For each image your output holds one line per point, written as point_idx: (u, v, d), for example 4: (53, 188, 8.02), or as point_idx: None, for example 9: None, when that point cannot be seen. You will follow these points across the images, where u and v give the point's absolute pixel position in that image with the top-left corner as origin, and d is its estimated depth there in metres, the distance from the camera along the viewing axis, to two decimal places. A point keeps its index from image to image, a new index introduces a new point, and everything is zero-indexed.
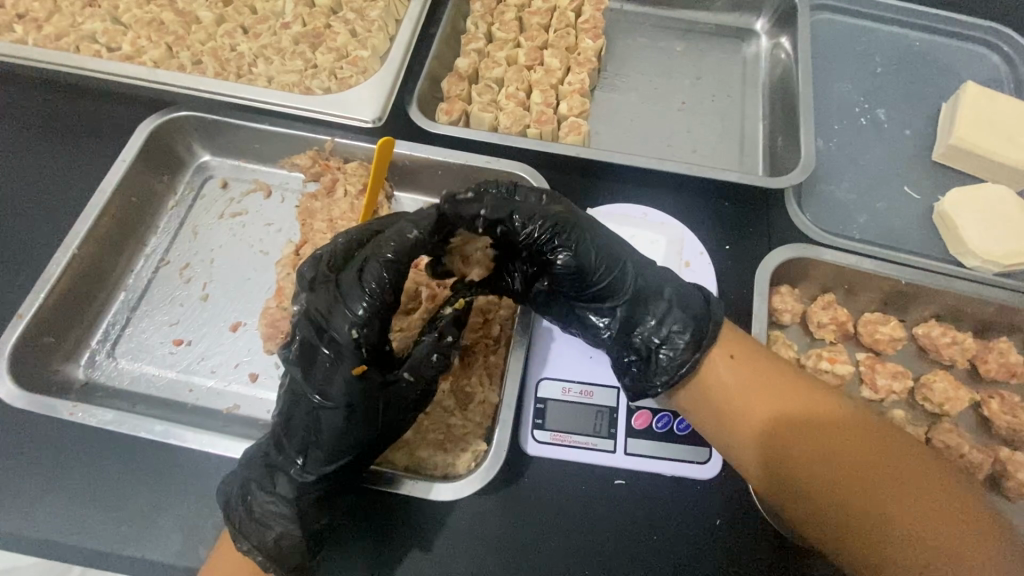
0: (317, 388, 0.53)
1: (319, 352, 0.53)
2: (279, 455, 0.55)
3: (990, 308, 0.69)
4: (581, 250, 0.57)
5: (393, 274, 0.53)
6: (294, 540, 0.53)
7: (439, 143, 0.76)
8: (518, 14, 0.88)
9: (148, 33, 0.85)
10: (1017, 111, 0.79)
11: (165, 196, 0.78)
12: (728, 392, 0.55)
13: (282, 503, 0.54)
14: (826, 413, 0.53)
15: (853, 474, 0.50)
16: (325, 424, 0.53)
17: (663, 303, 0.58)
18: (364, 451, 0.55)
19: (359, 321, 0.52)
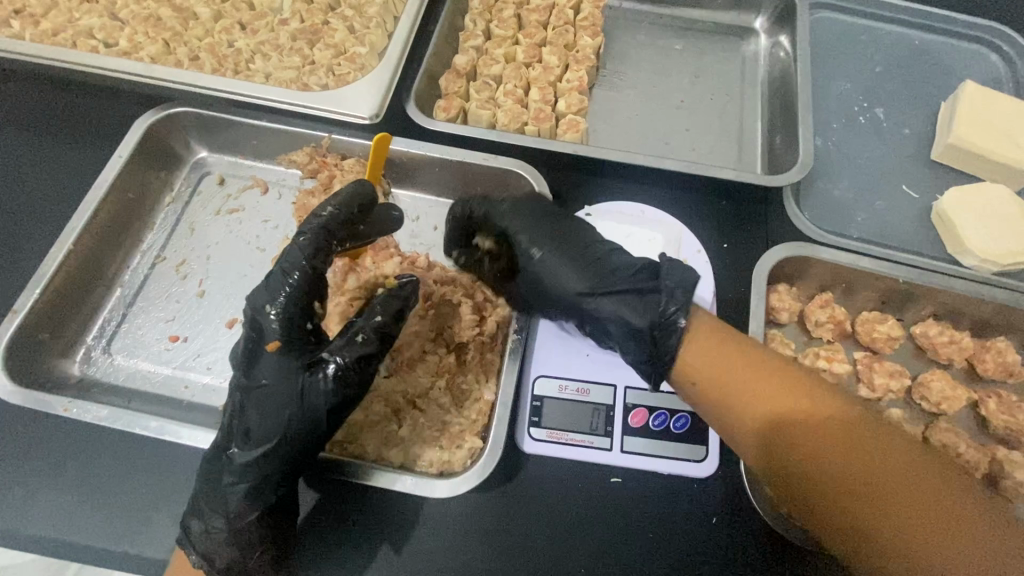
0: (246, 376, 0.55)
1: (246, 341, 0.55)
2: (217, 450, 0.55)
3: (988, 307, 0.69)
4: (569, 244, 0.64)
5: (315, 260, 0.56)
6: (224, 533, 0.53)
7: (437, 139, 0.76)
8: (516, 12, 0.88)
9: (144, 29, 0.85)
10: (1017, 110, 0.79)
11: (161, 192, 0.78)
12: (721, 383, 0.55)
13: (213, 495, 0.53)
14: (830, 412, 0.52)
15: (853, 473, 0.49)
16: (253, 412, 0.54)
17: (636, 302, 0.59)
18: (288, 440, 0.53)
19: (279, 302, 0.54)
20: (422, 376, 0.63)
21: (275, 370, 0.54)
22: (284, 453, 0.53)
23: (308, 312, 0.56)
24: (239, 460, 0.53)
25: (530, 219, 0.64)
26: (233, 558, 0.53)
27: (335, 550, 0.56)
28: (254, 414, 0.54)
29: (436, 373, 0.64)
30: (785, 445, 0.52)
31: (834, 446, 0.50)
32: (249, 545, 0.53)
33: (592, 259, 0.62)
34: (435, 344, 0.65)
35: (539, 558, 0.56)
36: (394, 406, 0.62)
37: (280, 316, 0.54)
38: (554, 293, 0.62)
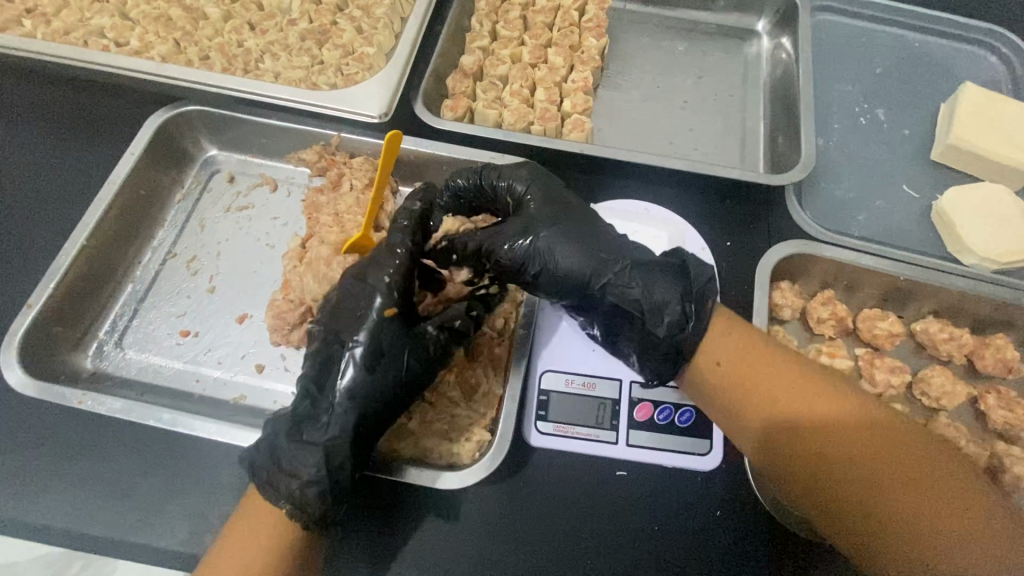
0: (348, 333, 0.56)
1: (354, 300, 0.57)
2: (305, 408, 0.54)
3: (987, 304, 0.70)
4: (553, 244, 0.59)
5: (414, 238, 0.61)
6: (319, 488, 0.51)
7: (444, 138, 0.77)
8: (522, 13, 0.89)
9: (155, 29, 0.86)
10: (1015, 111, 0.80)
11: (172, 190, 0.79)
12: (733, 372, 0.57)
13: (308, 452, 0.52)
14: (839, 410, 0.53)
15: (864, 474, 0.50)
16: (353, 368, 0.54)
17: (630, 267, 0.58)
18: (389, 402, 0.55)
19: (393, 272, 0.58)
20: None
21: (387, 332, 0.56)
22: (382, 413, 0.55)
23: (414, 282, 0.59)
24: (337, 414, 0.53)
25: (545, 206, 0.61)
26: (326, 513, 0.52)
27: (348, 540, 0.57)
28: (353, 371, 0.54)
29: (445, 367, 0.64)
30: (796, 451, 0.53)
31: (846, 449, 0.52)
32: (337, 500, 0.52)
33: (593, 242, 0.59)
34: None
35: (547, 549, 0.57)
36: None
37: (391, 276, 0.58)
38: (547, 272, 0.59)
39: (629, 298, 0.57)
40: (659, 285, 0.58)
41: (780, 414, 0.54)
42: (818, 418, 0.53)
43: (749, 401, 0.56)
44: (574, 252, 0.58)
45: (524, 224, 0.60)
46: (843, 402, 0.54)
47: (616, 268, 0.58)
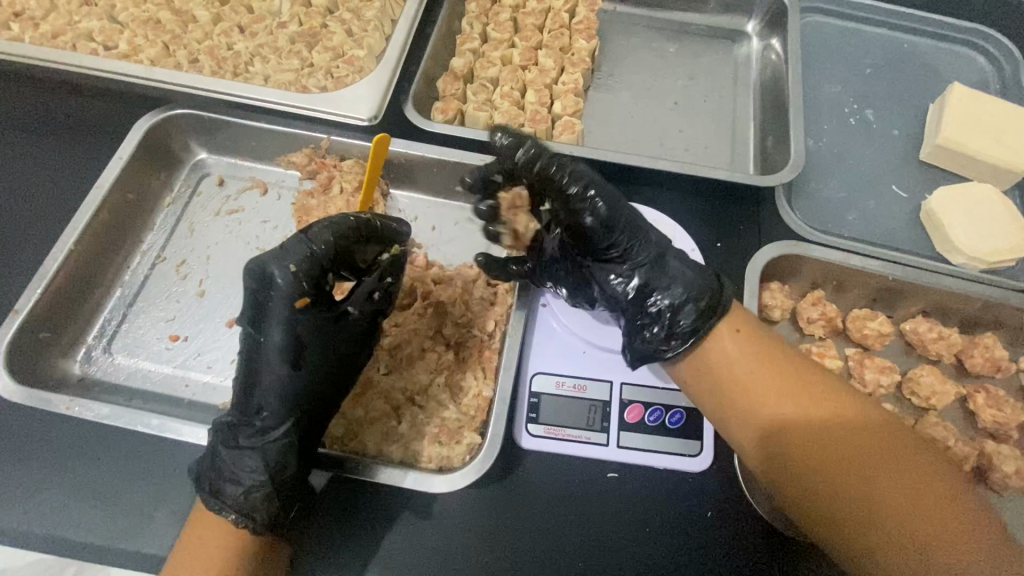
0: (260, 332, 0.55)
1: (258, 297, 0.55)
2: (236, 413, 0.55)
3: (976, 304, 0.70)
4: (623, 207, 0.59)
5: (335, 238, 0.56)
6: (263, 491, 0.53)
7: (434, 140, 0.77)
8: (513, 15, 0.89)
9: (144, 32, 0.86)
10: (1003, 111, 0.81)
11: (161, 193, 0.78)
12: (722, 364, 0.57)
13: (246, 456, 0.54)
14: (830, 413, 0.53)
15: (849, 474, 0.51)
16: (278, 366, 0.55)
17: (675, 253, 0.60)
18: (320, 388, 0.57)
19: (297, 265, 0.54)
20: (421, 373, 0.64)
21: (301, 326, 0.55)
22: (314, 399, 0.56)
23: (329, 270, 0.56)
24: (270, 413, 0.55)
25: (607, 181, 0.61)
26: (274, 515, 0.53)
27: (345, 545, 0.56)
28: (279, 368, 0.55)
29: (435, 370, 0.64)
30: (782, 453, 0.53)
31: (831, 450, 0.52)
32: (286, 499, 0.54)
33: (635, 214, 0.60)
34: (435, 342, 0.66)
35: (538, 550, 0.57)
36: (394, 403, 0.63)
37: (299, 273, 0.54)
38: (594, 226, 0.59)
39: (660, 279, 0.58)
40: (690, 282, 0.58)
41: (766, 415, 0.54)
42: (802, 418, 0.53)
43: (732, 397, 0.56)
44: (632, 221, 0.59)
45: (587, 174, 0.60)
46: (826, 404, 0.54)
47: (640, 236, 0.59)
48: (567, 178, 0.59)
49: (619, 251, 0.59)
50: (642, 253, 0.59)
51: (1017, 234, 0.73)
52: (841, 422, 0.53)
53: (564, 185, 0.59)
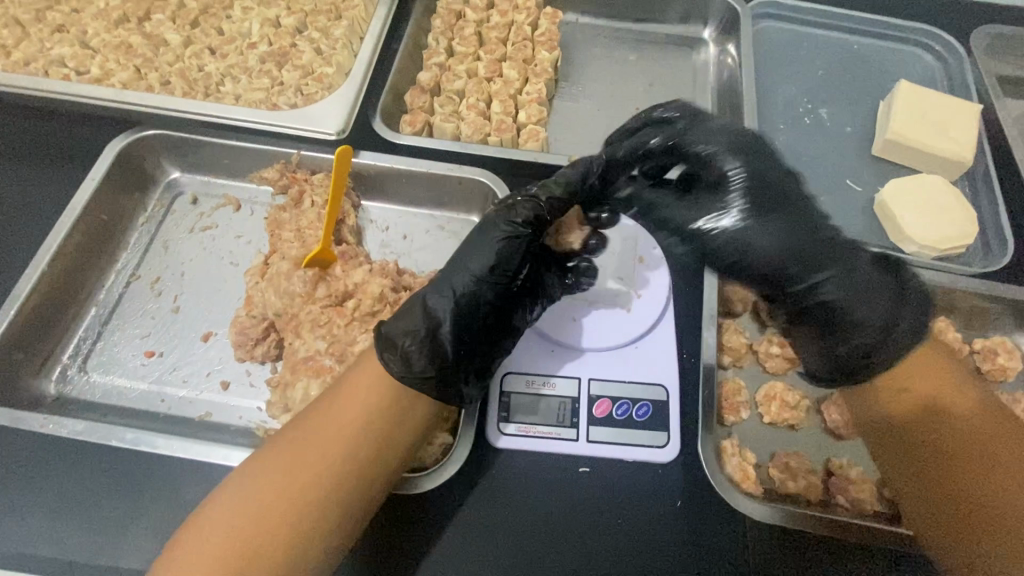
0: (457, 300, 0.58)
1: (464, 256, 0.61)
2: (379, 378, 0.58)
3: (928, 290, 0.73)
4: (778, 237, 0.64)
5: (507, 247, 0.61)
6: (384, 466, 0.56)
7: (403, 151, 0.79)
8: (477, 29, 0.92)
9: (116, 57, 0.87)
10: (946, 103, 0.85)
11: (135, 213, 0.79)
12: (905, 375, 0.66)
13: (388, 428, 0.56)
14: (972, 410, 0.64)
15: (977, 456, 0.61)
16: (420, 358, 0.56)
17: (863, 289, 0.64)
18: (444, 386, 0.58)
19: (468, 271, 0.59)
20: None
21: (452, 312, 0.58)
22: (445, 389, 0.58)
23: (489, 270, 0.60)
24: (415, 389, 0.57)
25: (742, 145, 0.70)
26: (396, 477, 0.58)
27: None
28: (420, 361, 0.56)
29: None
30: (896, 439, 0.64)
31: (966, 446, 0.62)
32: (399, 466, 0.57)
33: (824, 242, 0.65)
34: None
35: (512, 548, 0.57)
36: None
37: (507, 247, 0.60)
38: (749, 262, 0.64)
39: (847, 315, 0.64)
40: (879, 325, 0.63)
41: (952, 422, 0.63)
42: (960, 416, 0.63)
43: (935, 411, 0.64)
44: (783, 241, 0.64)
45: (754, 162, 0.68)
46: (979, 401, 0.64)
47: (823, 272, 0.64)
48: (721, 162, 0.69)
49: (805, 286, 0.64)
50: (802, 286, 0.64)
51: (964, 221, 0.77)
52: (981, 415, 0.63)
53: (726, 170, 0.69)
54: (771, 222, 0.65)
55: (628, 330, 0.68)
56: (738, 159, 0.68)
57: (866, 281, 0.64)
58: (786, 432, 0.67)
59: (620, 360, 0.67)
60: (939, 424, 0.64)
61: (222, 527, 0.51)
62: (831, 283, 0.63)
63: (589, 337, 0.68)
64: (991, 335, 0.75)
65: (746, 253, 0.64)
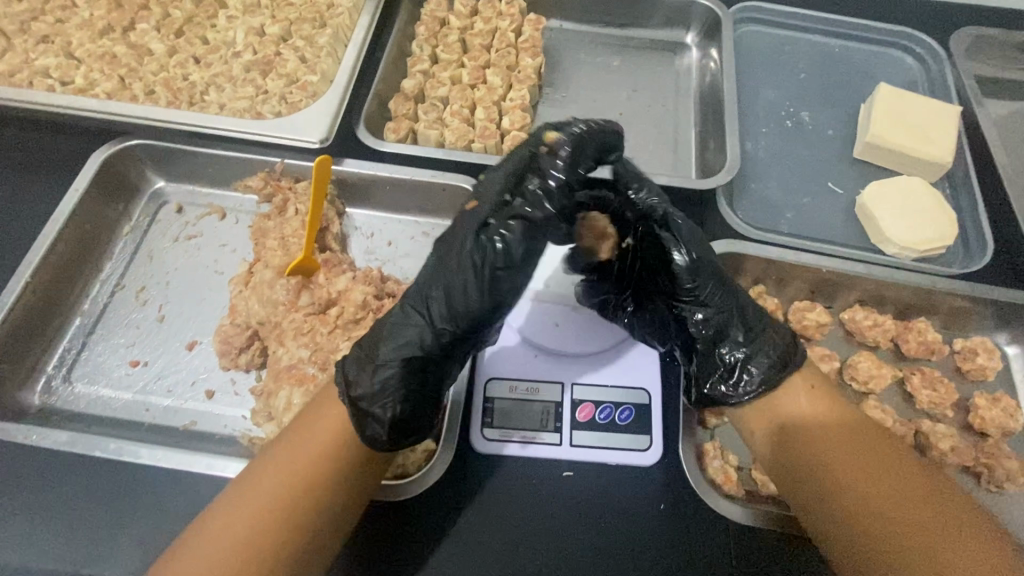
0: (449, 320, 0.55)
1: (449, 272, 0.55)
2: (357, 359, 0.56)
3: (908, 291, 0.74)
4: (698, 250, 0.62)
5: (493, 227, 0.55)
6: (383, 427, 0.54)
7: (386, 159, 0.79)
8: (461, 36, 0.93)
9: (100, 66, 0.88)
10: (925, 106, 0.86)
11: (119, 223, 0.80)
12: (780, 407, 0.62)
13: (382, 400, 0.54)
14: (831, 418, 0.61)
15: (895, 493, 0.55)
16: (378, 429, 0.54)
17: (726, 301, 0.62)
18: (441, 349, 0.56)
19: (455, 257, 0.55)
20: None
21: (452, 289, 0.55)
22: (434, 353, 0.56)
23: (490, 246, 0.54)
24: (390, 370, 0.55)
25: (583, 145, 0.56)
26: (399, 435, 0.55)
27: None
28: (378, 432, 0.54)
29: None
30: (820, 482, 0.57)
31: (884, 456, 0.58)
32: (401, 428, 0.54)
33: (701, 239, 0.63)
34: None
35: (496, 554, 0.58)
36: None
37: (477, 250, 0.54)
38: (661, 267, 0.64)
39: (724, 335, 0.62)
40: (761, 340, 0.62)
41: (801, 432, 0.60)
42: (798, 423, 0.61)
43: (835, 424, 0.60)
44: (690, 245, 0.62)
45: (646, 182, 0.64)
46: (831, 413, 0.61)
47: (710, 284, 0.62)
48: (639, 189, 0.64)
49: (693, 296, 0.62)
50: (704, 306, 0.62)
51: (944, 223, 0.77)
52: (829, 433, 0.60)
53: (639, 197, 0.63)
54: (693, 242, 0.62)
55: (611, 335, 0.69)
56: (641, 184, 0.64)
57: (761, 316, 0.63)
58: None
59: (603, 363, 0.68)
60: (799, 435, 0.60)
61: (211, 537, 0.51)
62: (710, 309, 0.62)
63: (572, 342, 0.68)
64: (971, 336, 0.76)
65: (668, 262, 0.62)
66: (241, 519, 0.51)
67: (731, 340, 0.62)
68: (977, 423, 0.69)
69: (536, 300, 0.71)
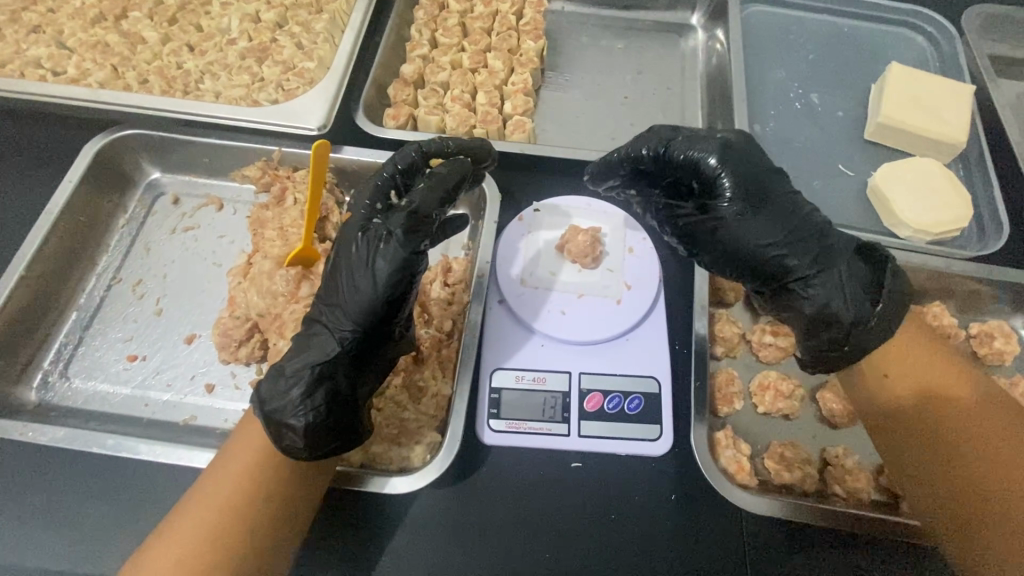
0: (347, 316, 0.53)
1: (340, 274, 0.54)
2: (274, 370, 0.53)
3: (922, 274, 0.72)
4: (771, 215, 0.59)
5: (389, 235, 0.53)
6: (301, 431, 0.50)
7: (385, 146, 0.77)
8: (460, 19, 0.91)
9: (92, 56, 0.86)
10: (938, 85, 0.84)
11: (115, 215, 0.78)
12: (886, 360, 0.61)
13: (297, 404, 0.51)
14: (927, 380, 0.58)
15: (975, 445, 0.53)
16: (294, 439, 0.51)
17: (819, 264, 0.58)
18: (357, 343, 0.53)
19: (358, 264, 0.53)
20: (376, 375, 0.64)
21: (360, 286, 0.53)
22: (354, 353, 0.54)
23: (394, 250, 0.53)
24: (307, 374, 0.52)
25: (451, 172, 0.58)
26: (324, 438, 0.52)
27: (326, 550, 0.56)
28: (295, 443, 0.51)
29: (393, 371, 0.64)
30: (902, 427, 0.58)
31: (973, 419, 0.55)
32: (320, 431, 0.51)
33: (779, 202, 0.59)
34: None
35: (505, 544, 0.57)
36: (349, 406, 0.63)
37: (379, 259, 0.53)
38: (729, 241, 0.59)
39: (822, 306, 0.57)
40: (857, 296, 0.57)
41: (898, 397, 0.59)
42: (896, 390, 0.59)
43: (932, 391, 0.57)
44: (764, 221, 0.58)
45: (705, 142, 0.60)
46: (927, 376, 0.58)
47: (796, 247, 0.58)
48: (698, 153, 0.60)
49: (789, 262, 0.58)
50: (799, 270, 0.58)
51: (958, 205, 0.75)
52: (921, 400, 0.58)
53: (704, 166, 0.59)
54: (763, 212, 0.59)
55: (620, 322, 0.67)
56: (688, 147, 0.60)
57: (851, 273, 0.58)
58: (779, 422, 0.66)
59: (610, 351, 0.66)
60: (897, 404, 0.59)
61: (167, 559, 0.47)
62: (808, 268, 0.58)
63: (580, 331, 0.66)
64: (987, 320, 0.74)
65: (739, 244, 0.58)
66: (195, 532, 0.49)
67: (800, 265, 0.58)
68: None
69: (541, 288, 0.68)
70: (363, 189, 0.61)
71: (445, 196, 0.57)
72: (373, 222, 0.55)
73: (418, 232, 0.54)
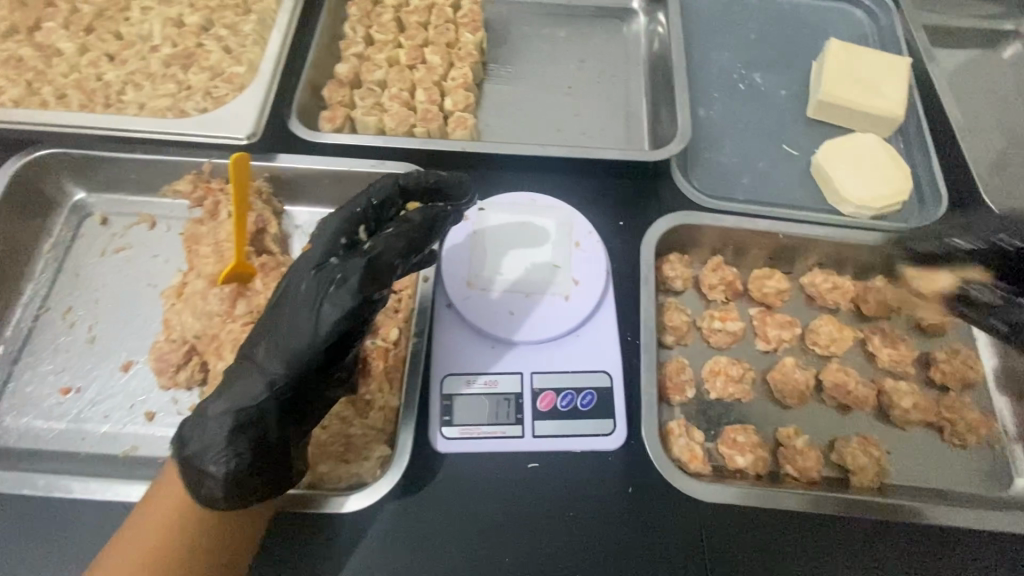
0: (280, 356, 0.50)
1: (285, 309, 0.51)
2: (201, 407, 0.50)
3: (865, 251, 0.73)
4: None
5: (338, 282, 0.50)
6: (222, 480, 0.49)
7: (321, 150, 0.74)
8: (396, 15, 0.88)
9: (4, 72, 0.81)
10: (875, 59, 0.84)
11: (39, 241, 0.74)
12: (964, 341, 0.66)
13: (218, 453, 0.49)
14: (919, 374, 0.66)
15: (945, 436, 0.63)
16: (214, 486, 0.49)
17: None
18: (291, 386, 0.51)
19: (304, 304, 0.51)
20: None
21: (302, 328, 0.50)
22: (288, 396, 0.51)
23: (342, 301, 0.49)
24: (235, 420, 0.49)
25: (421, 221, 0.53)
26: (245, 490, 0.50)
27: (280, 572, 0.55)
28: (214, 491, 0.49)
29: None
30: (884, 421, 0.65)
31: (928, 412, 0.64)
32: (242, 482, 0.49)
33: None
34: None
35: (461, 551, 0.56)
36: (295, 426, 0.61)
37: (324, 305, 0.50)
38: None
39: None
40: None
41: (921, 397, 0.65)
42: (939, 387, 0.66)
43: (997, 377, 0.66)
44: None
45: None
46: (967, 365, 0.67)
47: None
48: None
49: None
50: None
51: (896, 179, 0.76)
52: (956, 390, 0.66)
53: None
54: None
55: (570, 320, 0.66)
56: None
57: None
58: (734, 407, 0.66)
59: (561, 350, 0.65)
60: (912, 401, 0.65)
61: None
62: None
63: (529, 332, 0.65)
64: None
65: None
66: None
67: None
68: (938, 377, 0.68)
69: (490, 291, 0.67)
70: (336, 212, 0.57)
71: (410, 245, 0.52)
72: (332, 259, 0.52)
73: (373, 286, 0.50)
